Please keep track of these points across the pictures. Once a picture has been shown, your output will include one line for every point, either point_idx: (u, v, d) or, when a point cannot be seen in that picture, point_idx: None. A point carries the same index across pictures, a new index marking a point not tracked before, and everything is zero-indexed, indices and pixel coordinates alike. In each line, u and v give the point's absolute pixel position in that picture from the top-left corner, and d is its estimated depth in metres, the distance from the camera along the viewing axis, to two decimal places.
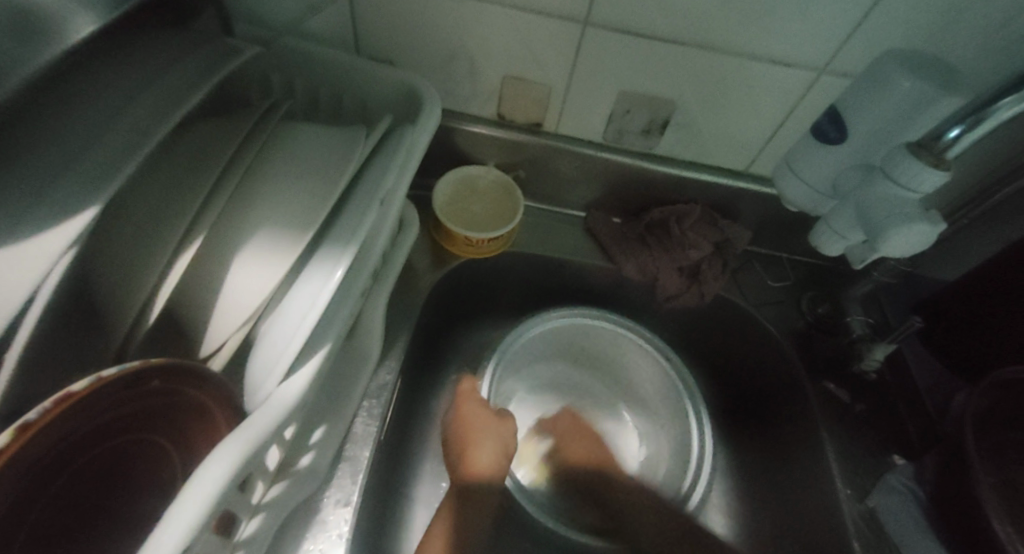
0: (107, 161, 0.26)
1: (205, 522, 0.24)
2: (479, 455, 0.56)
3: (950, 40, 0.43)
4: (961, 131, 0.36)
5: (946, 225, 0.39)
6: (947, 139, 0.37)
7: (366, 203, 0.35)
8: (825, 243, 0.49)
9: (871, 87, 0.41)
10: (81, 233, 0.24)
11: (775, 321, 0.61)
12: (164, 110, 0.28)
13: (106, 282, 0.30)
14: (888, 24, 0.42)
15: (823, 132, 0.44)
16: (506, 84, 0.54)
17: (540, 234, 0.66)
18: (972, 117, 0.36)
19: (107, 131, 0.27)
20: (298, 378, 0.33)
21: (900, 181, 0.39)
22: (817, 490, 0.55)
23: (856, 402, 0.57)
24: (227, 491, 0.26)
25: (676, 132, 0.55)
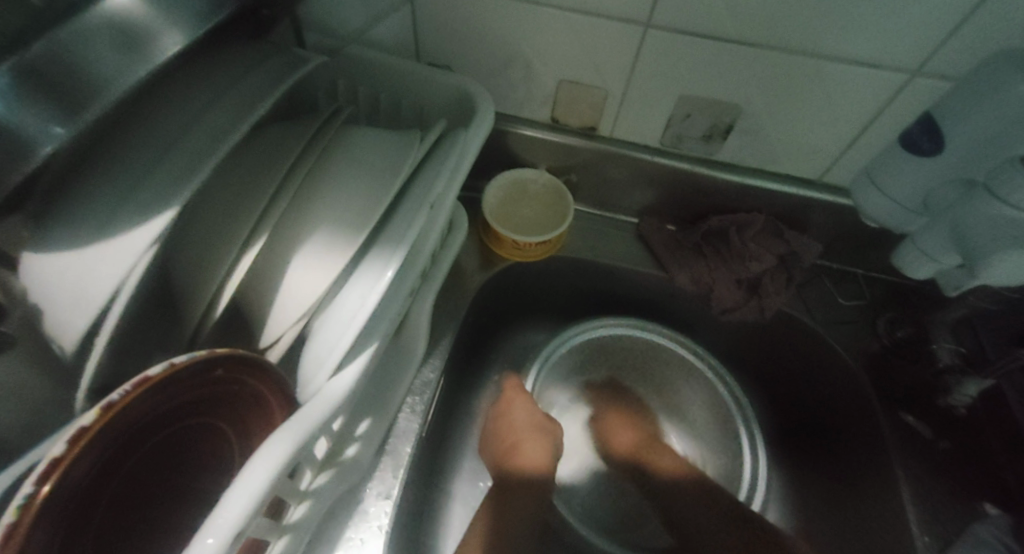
0: (183, 162, 0.27)
1: (254, 513, 0.25)
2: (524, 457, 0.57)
3: None
4: None
5: None
6: None
7: (416, 206, 0.36)
8: (911, 266, 0.45)
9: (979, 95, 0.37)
10: (161, 232, 0.25)
11: (844, 341, 0.56)
12: (237, 111, 0.29)
13: (178, 273, 0.32)
14: (995, 22, 0.37)
15: (914, 143, 0.40)
16: (562, 88, 0.53)
17: (590, 239, 0.65)
18: None
19: (186, 131, 0.28)
20: (346, 374, 0.33)
21: (1007, 201, 0.34)
22: (888, 529, 0.50)
23: (939, 440, 0.52)
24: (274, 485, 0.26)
25: (741, 137, 0.52)
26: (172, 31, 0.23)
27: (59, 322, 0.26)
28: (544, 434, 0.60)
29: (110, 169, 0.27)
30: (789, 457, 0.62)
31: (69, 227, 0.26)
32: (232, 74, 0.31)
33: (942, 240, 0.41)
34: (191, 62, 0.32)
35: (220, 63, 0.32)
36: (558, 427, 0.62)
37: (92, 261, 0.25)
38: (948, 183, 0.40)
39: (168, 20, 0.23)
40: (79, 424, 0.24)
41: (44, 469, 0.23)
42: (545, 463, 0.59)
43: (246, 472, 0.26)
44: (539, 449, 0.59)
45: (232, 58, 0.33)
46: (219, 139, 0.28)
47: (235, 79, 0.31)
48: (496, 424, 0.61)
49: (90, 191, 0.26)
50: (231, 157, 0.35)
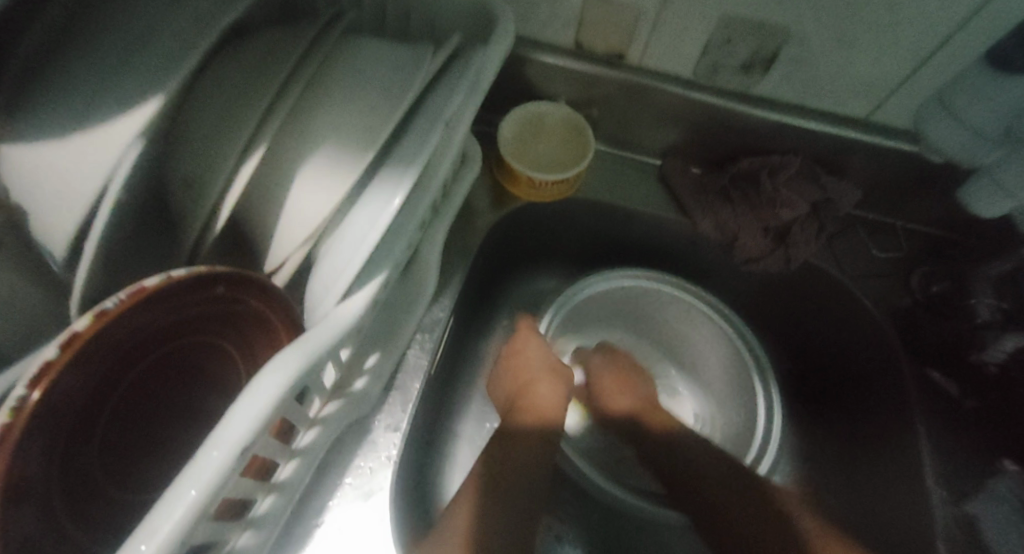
0: (165, 51, 0.23)
1: (260, 429, 0.23)
2: (536, 398, 0.57)
3: None
4: None
5: None
6: None
7: (429, 123, 0.33)
8: (977, 199, 0.44)
9: None
10: (147, 123, 0.22)
11: (873, 295, 0.54)
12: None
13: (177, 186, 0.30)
14: None
15: (1004, 60, 0.38)
16: (589, 6, 0.48)
17: (611, 180, 0.61)
18: None
19: (166, 14, 0.24)
20: (357, 300, 0.32)
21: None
22: (908, 484, 0.49)
23: (964, 397, 0.50)
24: (282, 404, 0.25)
25: (785, 68, 0.48)
26: None
27: (46, 223, 0.24)
28: (558, 377, 0.59)
29: (88, 55, 0.24)
30: (804, 411, 0.62)
31: (45, 118, 0.23)
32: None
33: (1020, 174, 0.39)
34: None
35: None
36: (569, 370, 0.62)
37: (74, 156, 0.23)
38: None
39: None
40: (72, 327, 0.22)
41: (35, 372, 0.22)
42: (557, 406, 0.58)
43: (252, 389, 0.24)
44: (550, 390, 0.58)
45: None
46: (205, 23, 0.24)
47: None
48: (507, 365, 0.60)
49: (66, 80, 0.24)
50: (225, 61, 0.32)
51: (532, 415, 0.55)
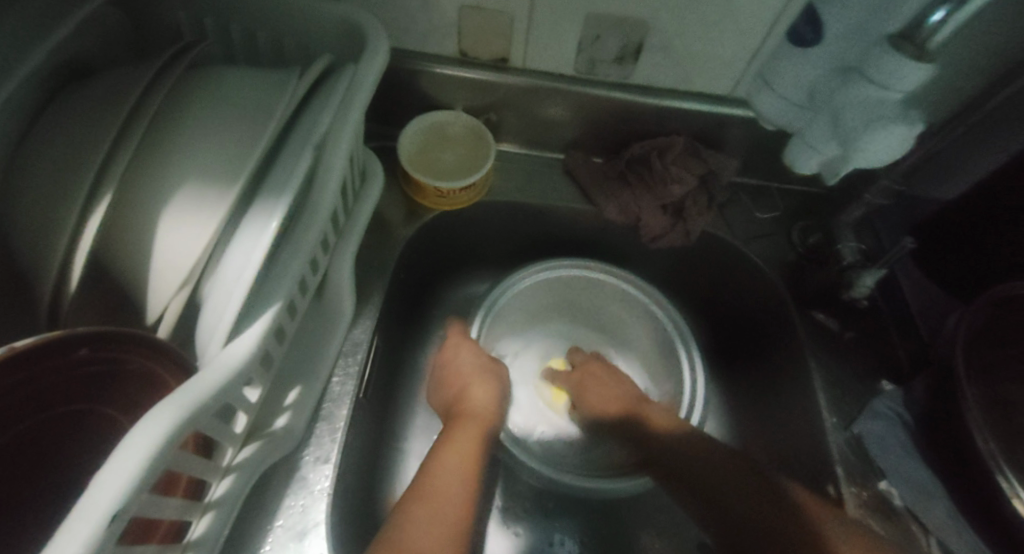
0: None
1: (136, 489, 0.22)
2: (469, 399, 0.57)
3: None
4: None
5: (927, 128, 0.32)
6: None
7: (298, 151, 0.33)
8: (799, 163, 0.40)
9: None
10: None
11: (765, 255, 0.58)
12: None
13: (33, 246, 0.29)
14: None
15: None
16: (465, 16, 0.49)
17: (517, 180, 0.63)
18: None
19: None
20: (243, 341, 0.31)
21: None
22: (803, 417, 0.53)
23: (846, 332, 0.54)
24: (161, 458, 0.24)
25: (652, 57, 0.50)
26: None
27: None
28: (490, 375, 0.59)
29: None
30: (724, 372, 0.65)
31: None
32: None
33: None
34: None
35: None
36: (504, 366, 0.63)
37: None
38: None
39: None
40: None
41: None
42: (493, 403, 0.58)
43: (119, 452, 0.23)
44: (487, 387, 0.58)
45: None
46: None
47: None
48: (440, 376, 0.61)
49: None
50: (71, 113, 0.30)
51: (467, 411, 0.56)
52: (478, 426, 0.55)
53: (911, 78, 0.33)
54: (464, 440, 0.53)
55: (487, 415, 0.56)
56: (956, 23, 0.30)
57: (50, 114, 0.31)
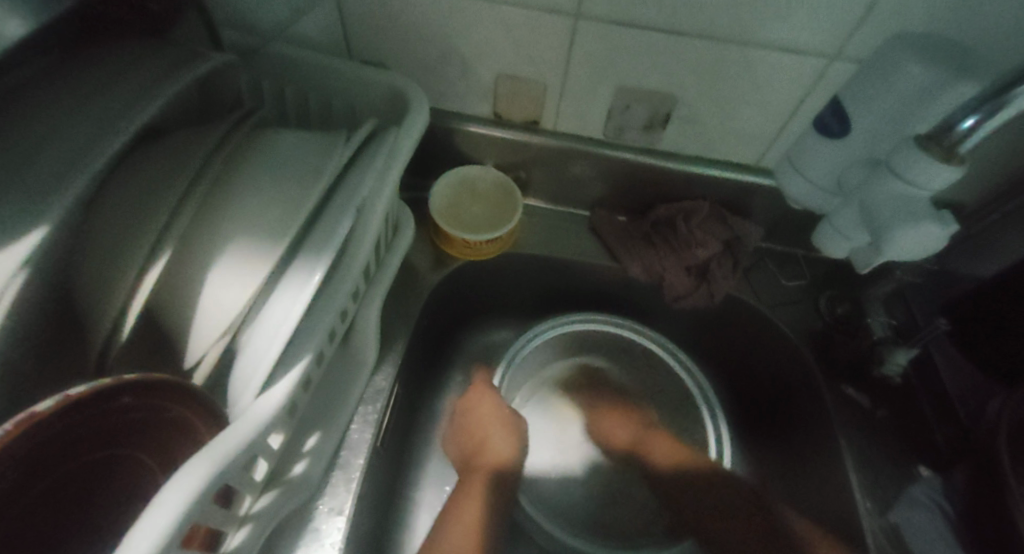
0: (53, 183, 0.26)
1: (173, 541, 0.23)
2: (491, 452, 0.56)
3: (977, 30, 0.38)
4: (977, 121, 0.27)
5: (959, 224, 0.31)
6: (960, 131, 0.27)
7: (340, 212, 0.34)
8: (828, 245, 0.39)
9: (877, 73, 0.32)
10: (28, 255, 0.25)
11: (791, 323, 0.57)
12: (105, 128, 0.28)
13: (93, 294, 0.31)
14: (905, 10, 0.37)
15: (824, 126, 0.35)
16: (501, 83, 0.52)
17: (544, 234, 0.64)
18: (991, 103, 0.26)
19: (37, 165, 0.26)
20: (275, 393, 0.32)
21: (906, 178, 0.30)
22: (832, 495, 0.51)
23: (876, 408, 0.53)
24: (193, 513, 0.25)
25: (680, 126, 0.52)
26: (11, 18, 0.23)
27: None
28: (511, 428, 0.58)
29: None
30: (747, 438, 0.64)
31: None
32: (136, 86, 0.30)
33: (856, 220, 0.36)
34: (75, 73, 0.30)
35: (126, 76, 0.31)
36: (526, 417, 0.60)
37: None
38: (861, 163, 0.35)
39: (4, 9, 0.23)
40: None
41: None
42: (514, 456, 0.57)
43: (154, 507, 0.24)
44: (506, 440, 0.57)
45: (139, 69, 0.31)
46: (86, 158, 0.27)
47: (141, 98, 0.30)
48: (460, 428, 0.60)
49: None
50: (139, 171, 0.33)
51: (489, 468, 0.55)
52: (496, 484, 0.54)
53: (941, 181, 0.29)
54: (484, 501, 0.52)
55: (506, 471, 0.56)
56: (988, 131, 0.27)
57: (119, 170, 0.34)
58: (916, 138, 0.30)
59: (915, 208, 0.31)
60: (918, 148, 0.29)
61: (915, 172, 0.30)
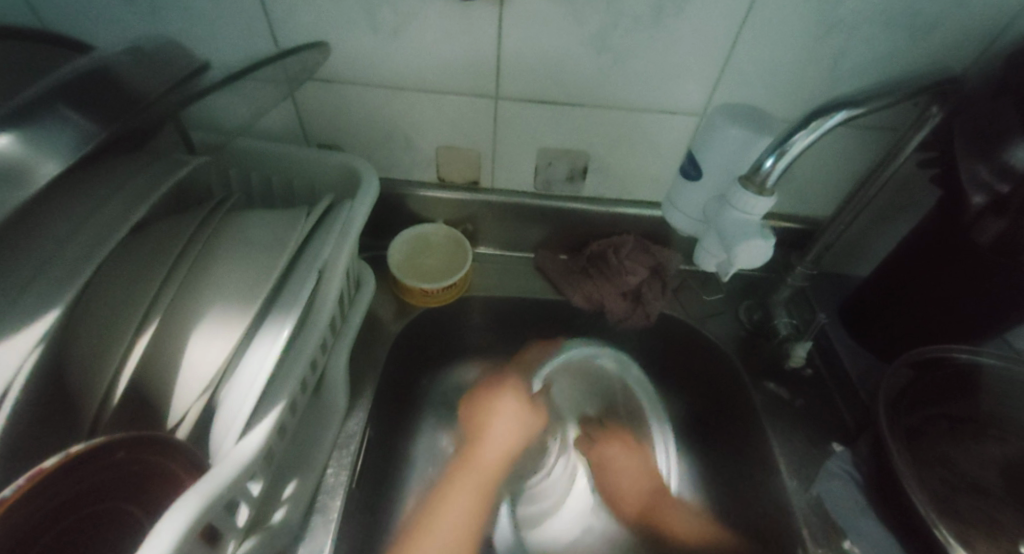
0: (55, 278, 0.31)
1: None
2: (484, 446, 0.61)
3: (806, 87, 0.49)
4: (772, 161, 0.34)
5: (775, 238, 0.37)
6: (763, 169, 0.35)
7: (304, 276, 0.40)
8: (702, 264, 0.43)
9: (712, 129, 0.39)
10: (44, 334, 0.29)
11: (717, 332, 0.65)
12: (98, 239, 0.34)
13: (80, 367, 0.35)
14: (743, 76, 0.49)
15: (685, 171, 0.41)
16: (441, 153, 0.60)
17: (495, 278, 0.71)
18: (776, 147, 0.34)
19: (46, 266, 0.32)
20: (254, 436, 0.36)
21: (737, 208, 0.36)
22: (759, 481, 0.57)
23: (794, 398, 0.59)
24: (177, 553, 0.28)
25: (598, 175, 0.61)
26: (47, 161, 0.27)
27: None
28: (517, 423, 0.62)
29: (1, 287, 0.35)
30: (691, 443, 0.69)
31: None
32: (121, 201, 0.37)
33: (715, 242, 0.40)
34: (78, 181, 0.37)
35: (119, 185, 0.38)
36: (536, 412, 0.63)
37: None
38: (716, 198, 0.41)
39: (42, 154, 0.27)
40: None
41: None
42: (512, 447, 0.61)
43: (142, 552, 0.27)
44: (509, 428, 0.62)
45: (123, 185, 0.38)
46: (91, 253, 0.33)
47: (132, 204, 0.38)
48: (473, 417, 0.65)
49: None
50: (129, 255, 0.39)
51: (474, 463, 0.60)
52: (482, 477, 0.59)
53: (760, 207, 0.35)
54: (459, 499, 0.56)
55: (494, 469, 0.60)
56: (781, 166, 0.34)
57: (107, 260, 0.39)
58: (738, 178, 0.37)
59: (749, 227, 0.36)
60: (739, 184, 0.36)
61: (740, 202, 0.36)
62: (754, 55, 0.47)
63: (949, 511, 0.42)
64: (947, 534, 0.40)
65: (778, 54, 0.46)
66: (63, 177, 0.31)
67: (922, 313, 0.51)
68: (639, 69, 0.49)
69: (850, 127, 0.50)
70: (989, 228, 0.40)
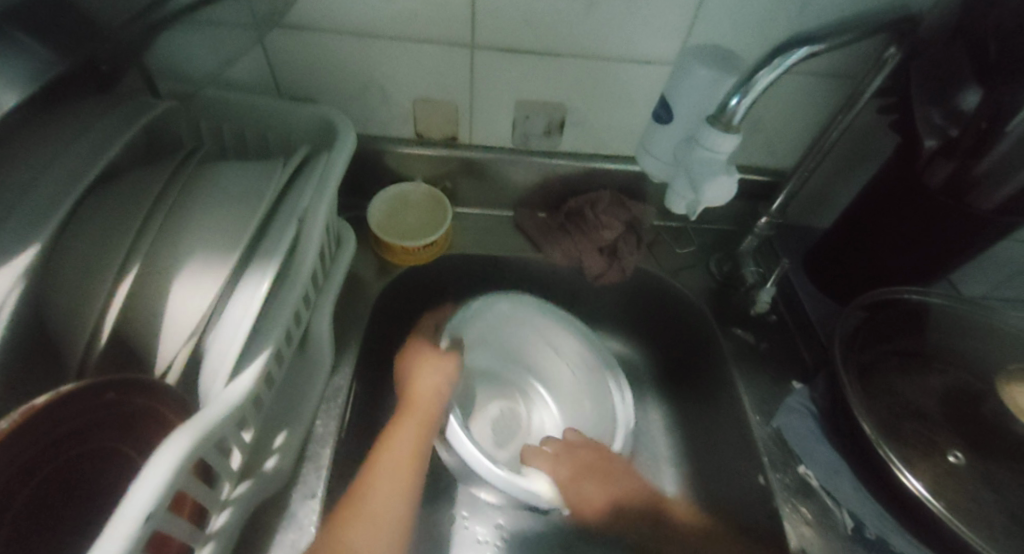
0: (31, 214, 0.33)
1: (153, 507, 0.28)
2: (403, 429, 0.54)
3: (773, 36, 0.50)
4: (738, 99, 0.36)
5: (740, 176, 0.38)
6: (729, 108, 0.36)
7: (285, 222, 0.41)
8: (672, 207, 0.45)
9: (682, 71, 0.40)
10: (25, 268, 0.31)
11: (690, 283, 0.67)
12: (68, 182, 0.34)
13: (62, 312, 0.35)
14: (713, 25, 0.50)
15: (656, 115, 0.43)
16: (418, 106, 0.60)
17: (476, 236, 0.72)
18: (742, 84, 0.35)
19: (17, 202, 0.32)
20: (242, 380, 0.36)
21: (706, 146, 0.38)
22: (728, 420, 0.60)
23: (760, 341, 0.62)
24: (174, 482, 0.29)
25: (575, 129, 0.62)
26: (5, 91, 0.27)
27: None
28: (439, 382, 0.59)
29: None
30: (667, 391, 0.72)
31: None
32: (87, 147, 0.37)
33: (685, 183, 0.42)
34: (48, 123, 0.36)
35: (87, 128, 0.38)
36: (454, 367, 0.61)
37: None
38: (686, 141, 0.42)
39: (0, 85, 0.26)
40: None
41: None
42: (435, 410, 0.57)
43: (139, 482, 0.28)
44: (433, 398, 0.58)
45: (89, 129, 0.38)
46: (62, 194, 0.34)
47: (102, 147, 0.38)
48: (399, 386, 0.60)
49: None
50: (104, 200, 0.38)
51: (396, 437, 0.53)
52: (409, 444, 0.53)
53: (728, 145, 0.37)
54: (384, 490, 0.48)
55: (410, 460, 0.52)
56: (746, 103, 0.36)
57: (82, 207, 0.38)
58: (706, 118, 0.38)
59: (716, 166, 0.38)
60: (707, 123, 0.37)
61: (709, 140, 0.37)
62: (724, 3, 0.48)
63: (894, 432, 0.46)
64: (892, 455, 0.44)
65: (747, 2, 0.48)
66: (33, 108, 0.31)
67: (878, 256, 0.55)
68: (613, 17, 0.49)
69: (815, 77, 0.52)
70: (941, 170, 0.44)
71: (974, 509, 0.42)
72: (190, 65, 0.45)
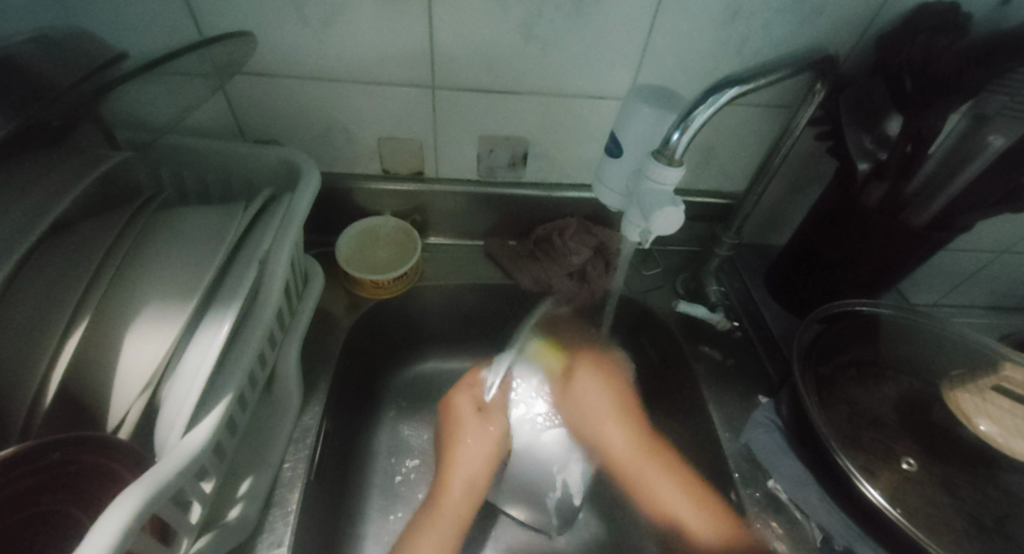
0: None
1: None
2: (460, 450, 0.62)
3: (714, 72, 0.53)
4: (679, 135, 0.38)
5: (685, 205, 0.40)
6: (671, 143, 0.38)
7: (245, 267, 0.41)
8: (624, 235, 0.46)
9: (628, 108, 0.43)
10: None
11: (658, 304, 0.69)
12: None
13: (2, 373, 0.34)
14: (659, 63, 0.52)
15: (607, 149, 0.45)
16: (382, 145, 0.61)
17: (446, 266, 0.72)
18: (682, 121, 0.38)
19: None
20: (200, 430, 0.35)
21: (652, 179, 0.40)
22: (704, 436, 0.61)
23: (727, 357, 0.63)
24: (123, 544, 0.28)
25: (537, 162, 0.64)
26: None
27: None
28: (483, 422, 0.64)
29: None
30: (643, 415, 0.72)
31: None
32: (36, 202, 0.37)
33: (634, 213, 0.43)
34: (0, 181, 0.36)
35: (39, 183, 0.38)
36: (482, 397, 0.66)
37: None
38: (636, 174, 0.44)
39: None
40: None
41: None
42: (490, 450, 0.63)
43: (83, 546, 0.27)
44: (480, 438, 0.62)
45: (38, 184, 0.38)
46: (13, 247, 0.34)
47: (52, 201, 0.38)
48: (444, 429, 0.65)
49: None
50: (53, 252, 0.37)
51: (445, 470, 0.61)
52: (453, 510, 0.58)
53: (670, 177, 0.39)
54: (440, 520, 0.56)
55: (467, 494, 0.59)
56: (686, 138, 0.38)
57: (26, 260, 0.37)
58: (651, 153, 0.40)
59: (662, 197, 0.39)
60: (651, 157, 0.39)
61: (655, 173, 0.39)
62: (667, 43, 0.51)
63: (854, 444, 0.48)
64: (850, 466, 0.44)
65: (687, 43, 0.51)
66: None
67: (832, 273, 0.57)
68: (565, 56, 0.52)
69: (756, 107, 0.55)
70: (874, 193, 0.49)
71: (934, 514, 0.44)
72: (146, 114, 0.45)
